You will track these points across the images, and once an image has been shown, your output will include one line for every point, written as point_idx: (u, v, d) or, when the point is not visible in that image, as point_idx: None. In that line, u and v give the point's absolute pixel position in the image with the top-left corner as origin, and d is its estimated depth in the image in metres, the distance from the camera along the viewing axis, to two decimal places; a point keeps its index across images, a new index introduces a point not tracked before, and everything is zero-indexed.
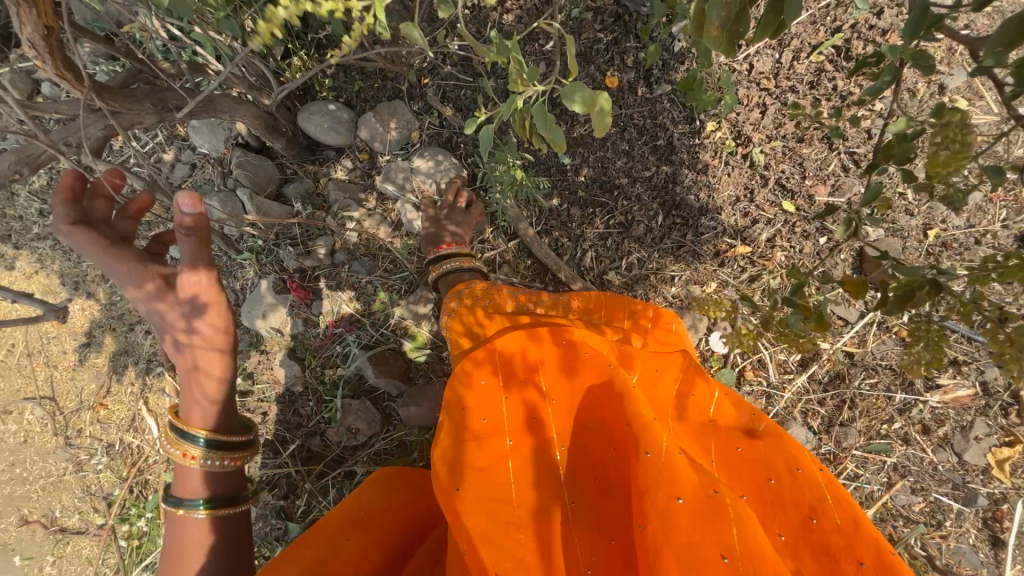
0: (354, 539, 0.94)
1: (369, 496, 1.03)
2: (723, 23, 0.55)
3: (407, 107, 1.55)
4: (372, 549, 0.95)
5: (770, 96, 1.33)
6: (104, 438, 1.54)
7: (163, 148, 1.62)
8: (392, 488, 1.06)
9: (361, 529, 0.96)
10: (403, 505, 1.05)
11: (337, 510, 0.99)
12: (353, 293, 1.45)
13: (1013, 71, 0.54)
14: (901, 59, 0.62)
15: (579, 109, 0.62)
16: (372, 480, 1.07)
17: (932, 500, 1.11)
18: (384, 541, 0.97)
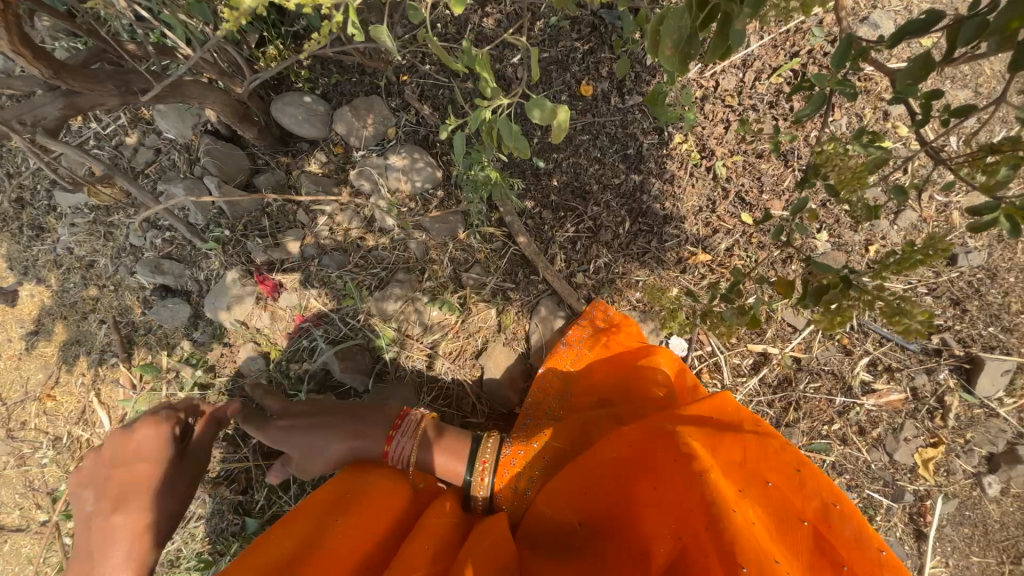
0: (338, 521, 1.03)
1: (352, 484, 1.15)
2: (677, 43, 0.58)
3: (384, 103, 1.55)
4: (355, 530, 1.03)
5: (733, 113, 1.40)
6: (50, 431, 1.47)
7: (126, 131, 1.57)
8: (372, 479, 1.18)
9: (344, 513, 1.06)
10: (386, 491, 1.15)
11: (322, 492, 1.11)
12: (322, 287, 1.44)
13: (927, 107, 0.61)
14: (832, 87, 0.69)
15: (538, 119, 0.67)
16: (350, 472, 1.19)
17: (865, 496, 1.19)
18: (369, 523, 1.06)
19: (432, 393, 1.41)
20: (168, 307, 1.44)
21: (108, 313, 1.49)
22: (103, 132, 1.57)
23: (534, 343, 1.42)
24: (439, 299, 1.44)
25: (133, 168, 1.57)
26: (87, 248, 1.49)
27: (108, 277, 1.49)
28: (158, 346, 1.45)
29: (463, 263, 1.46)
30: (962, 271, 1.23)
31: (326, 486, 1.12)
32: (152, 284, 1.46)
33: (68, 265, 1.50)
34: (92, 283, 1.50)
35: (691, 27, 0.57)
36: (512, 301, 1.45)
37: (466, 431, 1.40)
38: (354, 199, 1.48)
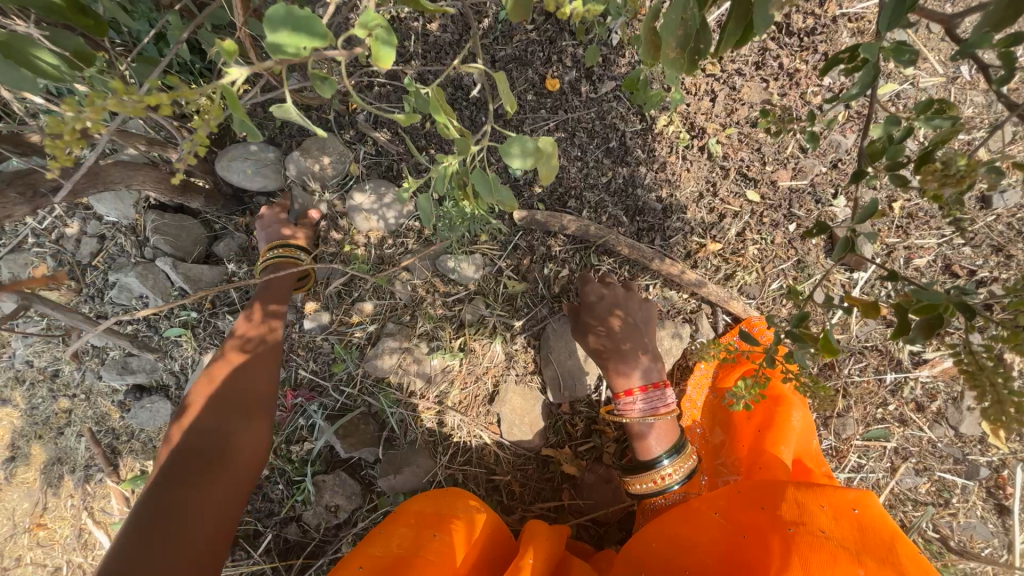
0: (441, 536, 0.94)
1: (442, 502, 1.03)
2: (678, 43, 0.51)
3: (337, 139, 1.40)
4: (453, 555, 0.93)
5: (717, 81, 1.26)
6: (49, 562, 1.35)
7: (64, 222, 1.42)
8: (465, 501, 1.06)
9: (444, 529, 0.97)
10: (477, 517, 1.03)
11: (413, 506, 1.01)
12: (310, 355, 1.32)
13: (1011, 56, 0.48)
14: (884, 54, 0.55)
15: (519, 165, 0.59)
16: (439, 491, 1.07)
17: (936, 478, 1.10)
18: (463, 544, 0.96)
19: (450, 449, 1.28)
20: (147, 407, 1.31)
21: (84, 425, 1.36)
22: (40, 227, 1.43)
23: (550, 376, 1.28)
24: (437, 344, 1.31)
25: (79, 261, 1.42)
26: (46, 357, 1.36)
27: (75, 385, 1.36)
28: (146, 451, 1.34)
29: (455, 300, 1.33)
30: (999, 214, 1.13)
31: (414, 502, 1.02)
32: (124, 385, 1.33)
33: (30, 380, 1.37)
34: (60, 395, 1.36)
35: (692, 20, 0.49)
36: (517, 331, 1.32)
37: (494, 485, 1.29)
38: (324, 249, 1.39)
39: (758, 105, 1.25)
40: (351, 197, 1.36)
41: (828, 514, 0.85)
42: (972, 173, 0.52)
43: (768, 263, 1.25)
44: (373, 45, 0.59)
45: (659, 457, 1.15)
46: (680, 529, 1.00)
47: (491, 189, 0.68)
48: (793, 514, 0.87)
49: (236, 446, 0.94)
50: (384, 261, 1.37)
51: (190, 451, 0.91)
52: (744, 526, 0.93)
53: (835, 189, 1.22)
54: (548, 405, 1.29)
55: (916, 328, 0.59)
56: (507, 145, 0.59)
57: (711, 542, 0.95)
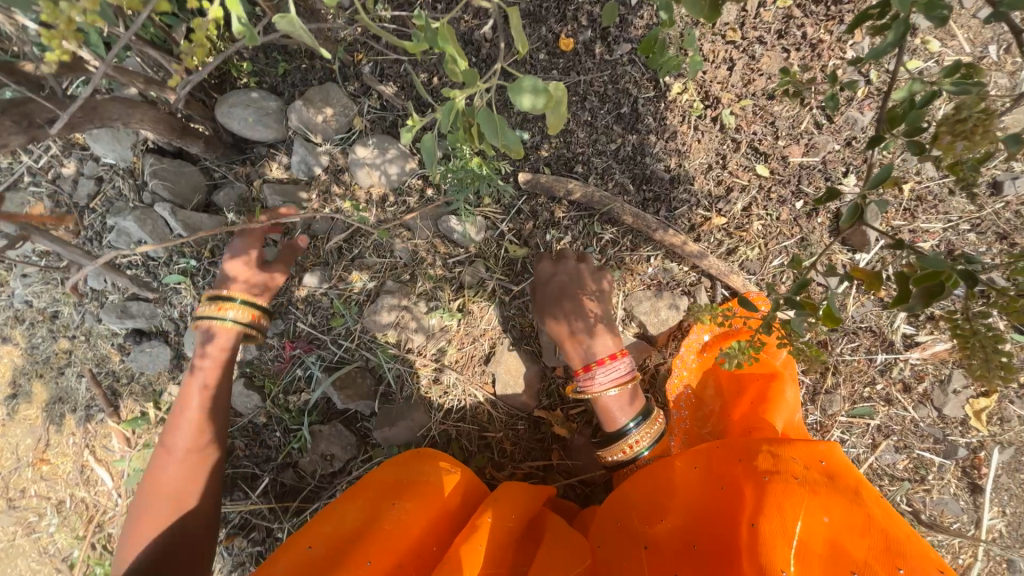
0: (399, 506, 0.97)
1: (409, 469, 1.05)
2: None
3: (341, 90, 1.36)
4: (416, 520, 0.97)
5: (736, 49, 1.22)
6: (52, 495, 1.40)
7: (60, 162, 1.40)
8: (434, 464, 1.07)
9: (404, 497, 0.99)
10: (446, 481, 1.05)
11: (380, 475, 1.02)
12: (309, 308, 1.33)
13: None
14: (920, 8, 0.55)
15: (529, 104, 0.53)
16: (408, 455, 1.08)
17: (915, 456, 1.13)
18: (428, 508, 0.99)
19: (444, 407, 1.31)
20: (146, 351, 1.32)
21: (84, 367, 1.37)
22: (36, 166, 1.40)
23: (546, 341, 1.29)
24: (436, 304, 1.32)
25: (76, 202, 1.40)
26: (46, 298, 1.36)
27: (75, 327, 1.36)
28: (146, 395, 1.36)
29: (456, 262, 1.33)
30: (1008, 201, 1.12)
31: (379, 470, 1.04)
32: (124, 329, 1.34)
33: (30, 320, 1.38)
34: (60, 336, 1.37)
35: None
36: (516, 296, 1.32)
37: (486, 443, 1.32)
38: (325, 202, 1.38)
39: (776, 76, 1.22)
40: (353, 151, 1.33)
41: (801, 465, 0.88)
42: (986, 127, 0.55)
43: (771, 239, 1.24)
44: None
45: (625, 425, 1.18)
46: (658, 485, 1.03)
47: (499, 132, 0.62)
48: (767, 466, 0.89)
49: (160, 482, 1.10)
50: (385, 219, 1.35)
51: (155, 501, 1.08)
52: (720, 478, 0.95)
53: (847, 167, 1.20)
54: (543, 369, 1.31)
55: (912, 296, 0.58)
56: (518, 82, 0.54)
57: (688, 492, 0.99)
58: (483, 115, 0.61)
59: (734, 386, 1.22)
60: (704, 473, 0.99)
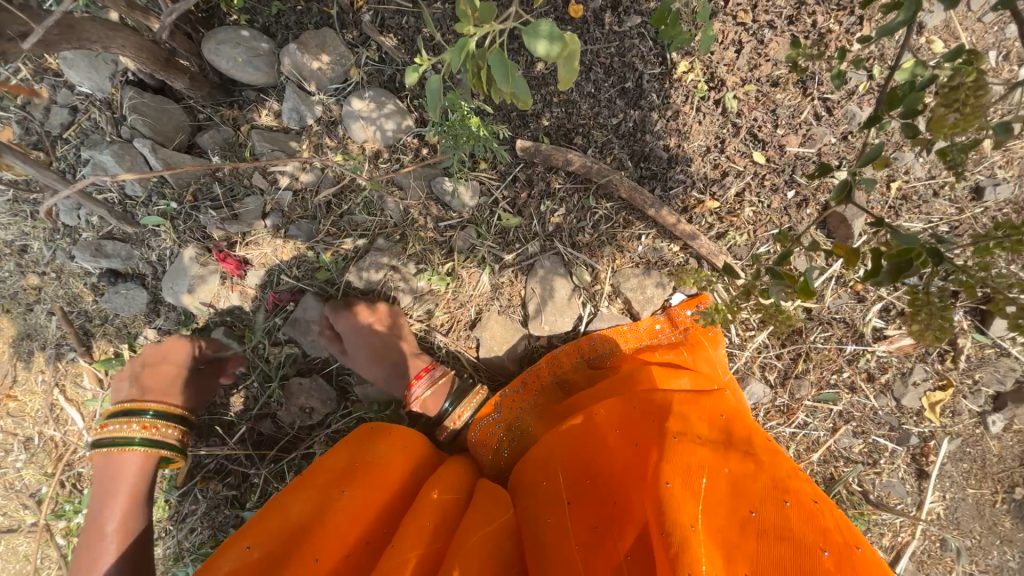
0: (348, 492, 0.93)
1: (358, 450, 1.01)
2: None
3: (338, 37, 1.30)
4: (365, 504, 0.94)
5: (746, 32, 1.21)
6: (19, 433, 1.37)
7: (32, 86, 1.31)
8: (384, 443, 1.03)
9: (354, 483, 0.95)
10: (397, 459, 1.03)
11: (329, 461, 0.98)
12: (294, 262, 1.30)
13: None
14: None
15: (543, 50, 0.52)
16: (358, 434, 1.04)
17: (870, 441, 1.20)
18: (381, 490, 0.97)
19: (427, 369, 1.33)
20: (121, 293, 1.28)
21: (55, 304, 1.33)
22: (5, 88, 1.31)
23: (532, 311, 1.30)
24: (425, 267, 1.31)
25: (48, 132, 1.32)
26: (14, 230, 1.30)
27: (45, 262, 1.31)
28: (120, 337, 1.33)
29: (447, 226, 1.32)
30: (987, 206, 1.15)
31: (325, 458, 0.99)
32: (98, 269, 1.29)
33: None
34: (29, 271, 1.32)
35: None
36: (505, 264, 1.32)
37: None
38: (316, 154, 1.34)
39: (782, 63, 1.21)
40: (348, 102, 1.29)
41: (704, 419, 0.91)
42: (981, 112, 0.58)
43: (760, 226, 1.26)
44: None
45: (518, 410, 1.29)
46: (575, 444, 1.02)
47: (508, 76, 0.59)
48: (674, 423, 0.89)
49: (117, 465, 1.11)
50: (378, 176, 1.32)
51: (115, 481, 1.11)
52: (635, 436, 0.95)
53: (841, 160, 1.22)
54: (528, 338, 1.33)
55: (882, 272, 0.62)
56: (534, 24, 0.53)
57: (611, 453, 0.97)
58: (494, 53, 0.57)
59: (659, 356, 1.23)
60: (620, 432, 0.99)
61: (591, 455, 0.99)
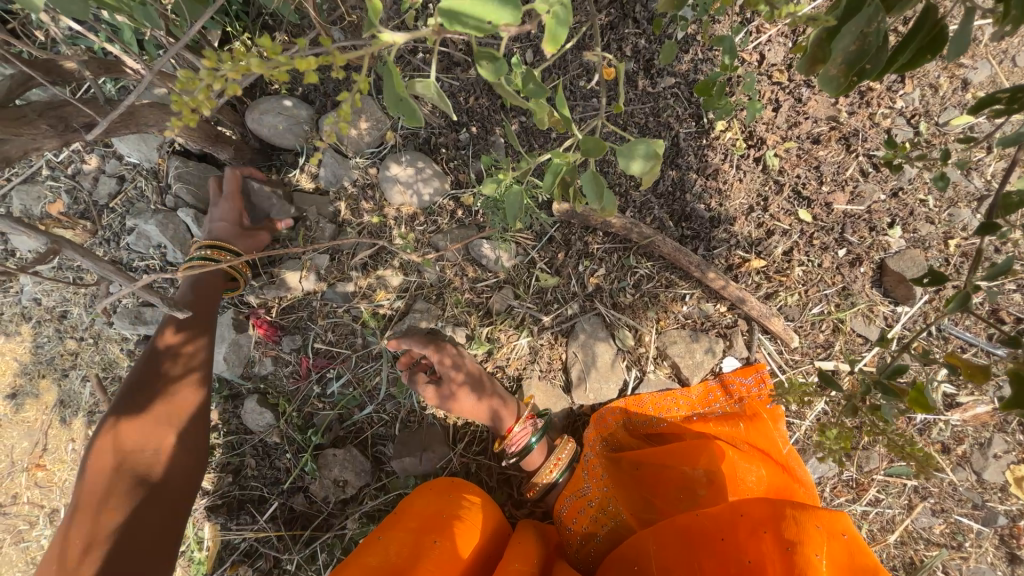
0: (440, 542, 0.94)
1: (443, 502, 1.03)
2: (847, 61, 0.52)
3: (376, 103, 1.33)
4: (457, 553, 0.95)
5: (783, 91, 1.20)
6: (46, 504, 1.33)
7: (82, 157, 1.35)
8: (464, 500, 1.06)
9: (444, 534, 0.96)
10: (474, 515, 1.04)
11: (417, 505, 1.01)
12: (330, 324, 1.29)
13: None
14: None
15: (638, 169, 0.60)
16: (439, 485, 1.07)
17: (952, 521, 1.10)
18: (467, 542, 0.98)
19: (464, 438, 1.28)
20: None
21: (90, 370, 1.32)
22: (56, 160, 1.36)
23: (575, 377, 1.26)
24: (462, 330, 1.29)
25: (95, 201, 1.36)
26: (56, 297, 1.30)
27: (84, 328, 1.31)
28: None
29: (484, 287, 1.30)
30: None
31: (413, 501, 1.02)
32: (136, 336, 1.29)
33: (38, 318, 1.32)
34: (67, 337, 1.32)
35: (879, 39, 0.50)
36: (545, 326, 1.29)
37: (506, 476, 1.28)
38: (353, 216, 1.34)
39: (822, 120, 1.19)
40: (386, 167, 1.30)
41: (823, 534, 0.82)
42: None
43: (812, 286, 1.21)
44: (546, 22, 0.51)
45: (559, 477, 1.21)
46: (674, 536, 0.97)
47: (599, 194, 0.65)
48: (791, 533, 0.83)
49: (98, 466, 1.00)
50: (414, 239, 1.32)
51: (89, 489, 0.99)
52: (744, 546, 0.88)
53: (892, 218, 1.18)
54: (569, 403, 1.28)
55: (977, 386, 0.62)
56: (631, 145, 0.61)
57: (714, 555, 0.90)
58: (587, 177, 0.65)
59: (726, 420, 1.20)
60: (726, 540, 0.91)
61: (692, 553, 0.93)
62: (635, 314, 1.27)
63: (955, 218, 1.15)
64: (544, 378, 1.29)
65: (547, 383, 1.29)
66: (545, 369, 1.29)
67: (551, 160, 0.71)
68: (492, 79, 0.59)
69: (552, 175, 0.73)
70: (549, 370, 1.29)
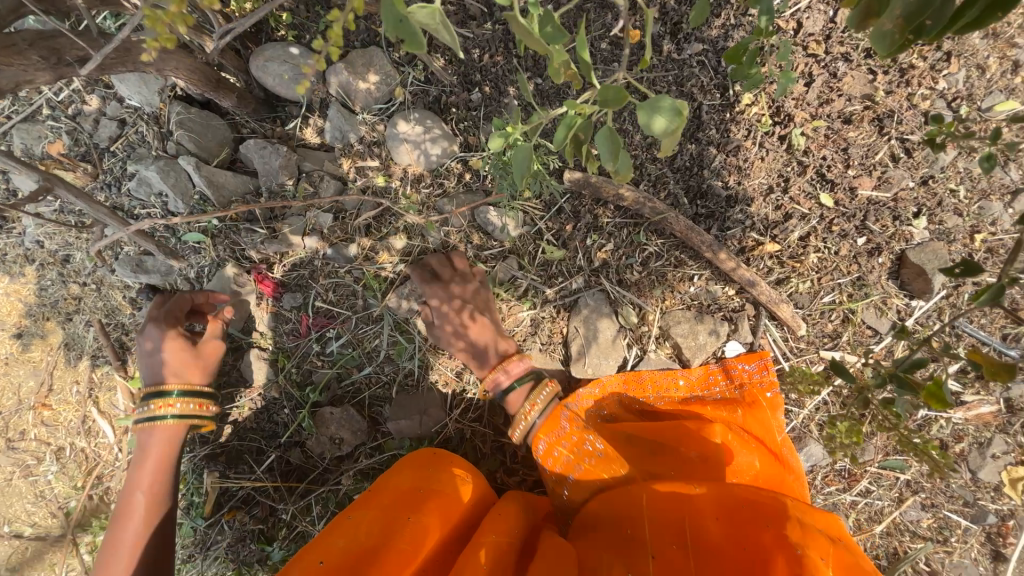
0: (414, 520, 0.94)
1: (421, 479, 1.04)
2: (904, 15, 0.48)
3: (385, 56, 1.26)
4: (432, 529, 0.95)
5: (817, 64, 1.12)
6: (52, 442, 1.38)
7: (83, 97, 1.31)
8: (444, 476, 1.06)
9: (419, 511, 0.97)
10: (453, 492, 1.04)
11: (393, 484, 1.01)
12: (331, 284, 1.27)
13: None
14: None
15: (660, 126, 0.56)
16: (420, 461, 1.08)
17: (940, 516, 1.11)
18: (443, 520, 0.98)
19: (460, 405, 1.28)
20: None
21: (93, 315, 1.33)
22: (56, 99, 1.32)
23: (575, 352, 1.25)
24: None
25: (95, 144, 1.32)
26: (58, 241, 1.30)
27: (86, 273, 1.30)
28: None
29: (488, 256, 1.27)
30: None
31: (389, 480, 1.03)
32: (138, 284, 1.28)
33: (41, 261, 1.32)
34: (70, 281, 1.32)
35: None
36: (547, 299, 1.27)
37: (500, 445, 1.29)
38: (359, 175, 1.31)
39: (857, 99, 1.12)
40: (393, 125, 1.25)
41: (824, 537, 0.80)
42: None
43: (825, 274, 1.17)
44: None
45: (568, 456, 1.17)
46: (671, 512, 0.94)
47: (614, 154, 0.61)
48: (797, 535, 0.79)
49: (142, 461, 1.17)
50: (419, 201, 1.28)
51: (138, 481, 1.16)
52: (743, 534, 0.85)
53: (919, 208, 1.12)
54: (567, 378, 1.28)
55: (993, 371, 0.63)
56: (655, 102, 0.56)
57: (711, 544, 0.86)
58: (602, 132, 0.60)
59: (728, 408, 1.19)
60: (725, 521, 0.88)
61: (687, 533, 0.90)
62: (640, 292, 1.24)
63: (984, 211, 1.10)
64: (544, 352, 1.28)
65: (547, 357, 1.28)
66: (545, 342, 1.28)
67: (566, 112, 0.66)
68: (520, 4, 0.54)
69: (565, 130, 0.68)
70: (549, 344, 1.28)
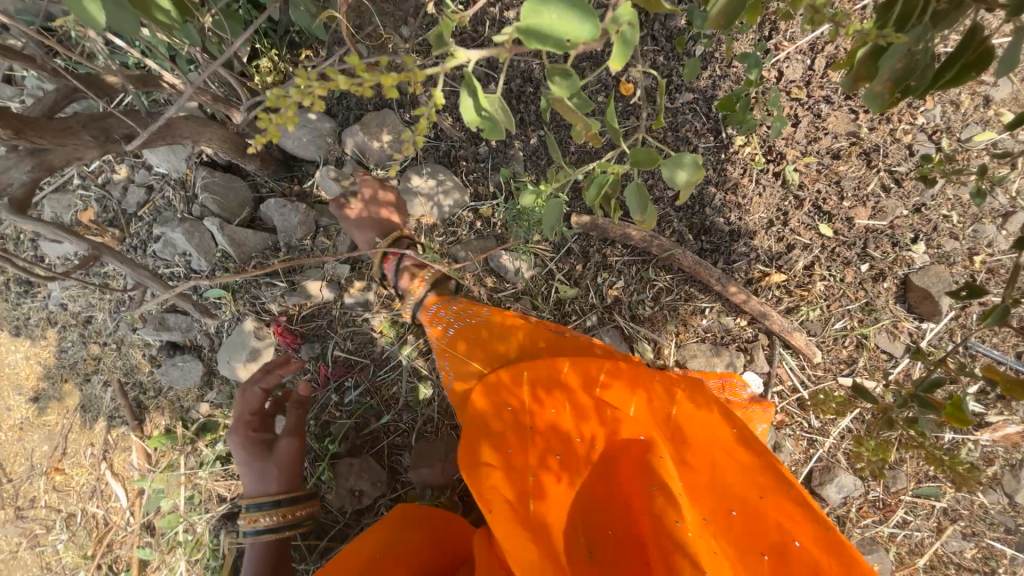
0: None
1: (390, 539, 0.96)
2: (892, 78, 0.52)
3: (398, 117, 1.35)
4: None
5: (801, 107, 1.20)
6: (63, 509, 1.34)
7: (113, 167, 1.39)
8: (412, 529, 0.99)
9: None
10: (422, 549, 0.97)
11: (361, 547, 0.94)
12: (349, 333, 1.29)
13: None
14: None
15: (683, 178, 0.60)
16: (392, 519, 1.00)
17: (984, 545, 1.08)
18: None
19: None
20: (178, 367, 1.28)
21: (111, 375, 1.33)
22: (88, 169, 1.39)
23: None
24: None
25: (123, 209, 1.39)
26: (81, 302, 1.33)
27: (107, 334, 1.32)
28: (171, 411, 1.32)
29: (503, 298, 1.30)
30: None
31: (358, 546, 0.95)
32: (158, 342, 1.30)
33: (63, 323, 1.34)
34: (91, 341, 1.34)
35: (920, 61, 0.51)
36: None
37: None
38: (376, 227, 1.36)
39: (842, 136, 1.19)
40: (407, 179, 1.32)
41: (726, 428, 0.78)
42: None
43: (834, 301, 1.20)
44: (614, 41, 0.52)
45: None
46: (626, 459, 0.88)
47: (642, 207, 0.65)
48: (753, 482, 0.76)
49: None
50: (434, 249, 1.34)
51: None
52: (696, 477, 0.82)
53: (915, 233, 1.17)
54: None
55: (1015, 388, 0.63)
56: (677, 158, 0.60)
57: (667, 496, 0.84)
58: (631, 188, 0.64)
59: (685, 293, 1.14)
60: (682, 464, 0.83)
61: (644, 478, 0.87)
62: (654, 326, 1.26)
63: (979, 234, 1.14)
64: None
65: None
66: None
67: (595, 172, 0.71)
68: (564, 94, 0.58)
69: (596, 190, 0.72)
70: None
